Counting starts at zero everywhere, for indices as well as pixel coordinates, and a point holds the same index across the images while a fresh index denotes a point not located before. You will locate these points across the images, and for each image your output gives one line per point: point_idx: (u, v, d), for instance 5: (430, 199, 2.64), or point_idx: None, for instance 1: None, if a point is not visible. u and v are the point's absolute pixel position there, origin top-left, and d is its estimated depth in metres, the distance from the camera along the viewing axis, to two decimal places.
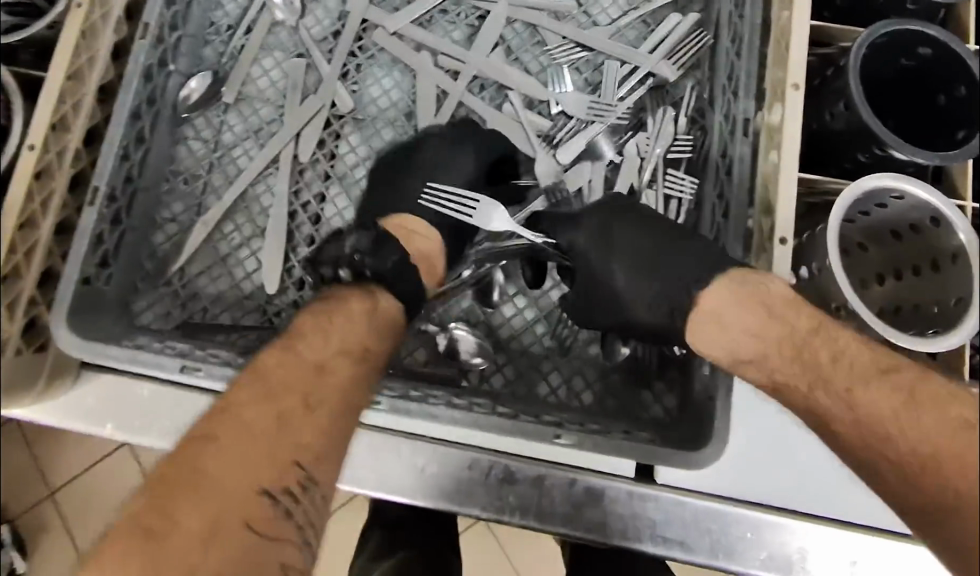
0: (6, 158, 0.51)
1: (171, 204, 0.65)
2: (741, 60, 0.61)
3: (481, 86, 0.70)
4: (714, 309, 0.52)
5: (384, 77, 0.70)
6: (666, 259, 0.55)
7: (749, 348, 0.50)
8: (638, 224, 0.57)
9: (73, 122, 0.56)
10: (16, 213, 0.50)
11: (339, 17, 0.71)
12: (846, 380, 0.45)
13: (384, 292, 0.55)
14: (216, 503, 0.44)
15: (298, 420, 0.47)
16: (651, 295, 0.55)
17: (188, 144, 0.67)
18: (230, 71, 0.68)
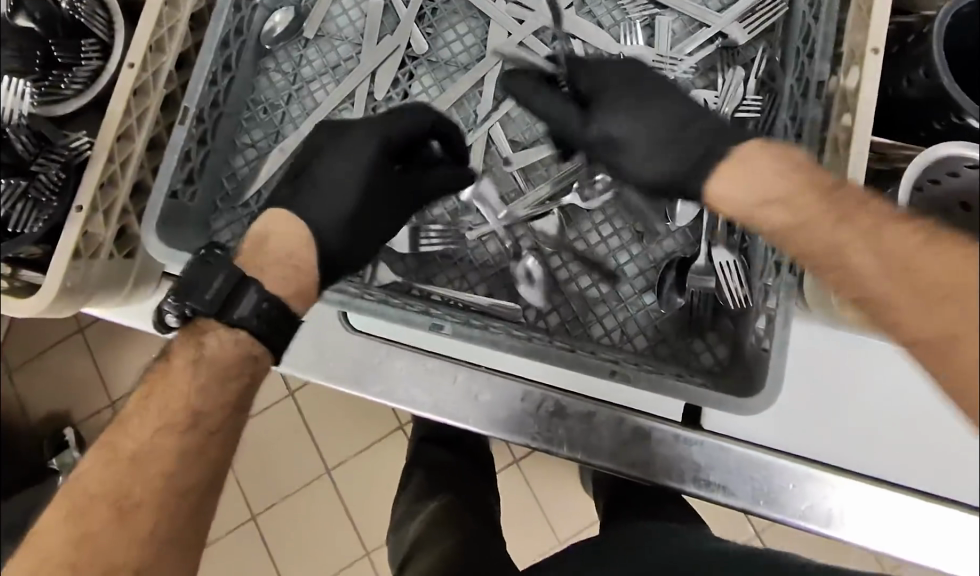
0: (109, 75, 0.54)
1: (251, 130, 0.68)
2: (818, 24, 0.60)
3: (554, 35, 0.71)
4: (742, 169, 0.49)
5: (458, 23, 0.71)
6: (683, 121, 0.52)
7: (781, 186, 0.47)
8: (641, 91, 0.54)
9: (168, 44, 0.57)
10: (117, 123, 0.52)
11: None
12: (856, 235, 0.44)
13: (218, 333, 0.51)
14: (101, 549, 0.47)
15: (104, 530, 0.47)
16: (653, 148, 0.53)
17: (269, 76, 0.70)
18: (312, 8, 0.70)
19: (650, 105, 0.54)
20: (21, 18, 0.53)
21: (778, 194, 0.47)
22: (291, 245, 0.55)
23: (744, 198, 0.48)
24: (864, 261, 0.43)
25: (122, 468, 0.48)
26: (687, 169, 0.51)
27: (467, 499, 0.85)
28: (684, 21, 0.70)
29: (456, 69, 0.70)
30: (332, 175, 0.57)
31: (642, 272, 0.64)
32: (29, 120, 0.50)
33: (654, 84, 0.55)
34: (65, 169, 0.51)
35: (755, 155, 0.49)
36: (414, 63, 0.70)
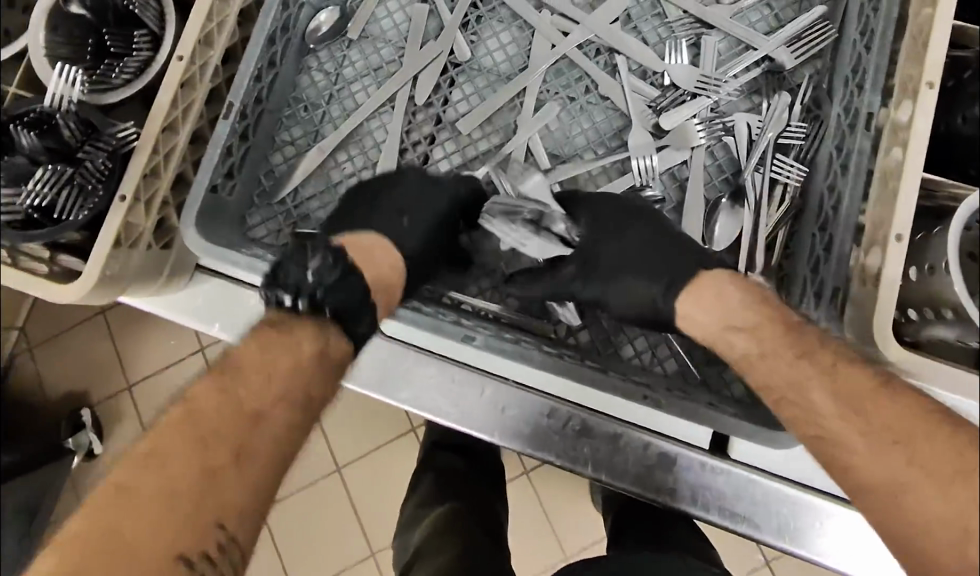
0: (160, 66, 0.53)
1: (290, 128, 0.68)
2: (870, 55, 0.60)
3: (597, 50, 0.70)
4: (697, 303, 0.55)
5: (502, 32, 0.71)
6: (657, 254, 0.58)
7: (743, 316, 0.53)
8: (630, 222, 0.59)
9: (217, 38, 0.57)
10: (164, 116, 0.52)
11: None
12: (828, 358, 0.49)
13: (334, 334, 0.52)
14: (208, 495, 0.45)
15: (226, 470, 0.46)
16: (631, 286, 0.58)
17: (311, 75, 0.69)
18: (357, 10, 0.70)
19: (631, 232, 0.59)
20: (74, 4, 0.53)
21: (743, 324, 0.53)
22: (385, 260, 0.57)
23: (710, 321, 0.54)
24: (821, 398, 0.48)
25: (237, 416, 0.48)
26: (664, 299, 0.56)
27: (476, 507, 0.84)
28: (729, 42, 0.70)
29: (495, 79, 0.70)
30: (410, 194, 0.60)
31: None
32: (77, 106, 0.50)
33: (638, 212, 0.60)
34: (111, 158, 0.50)
35: (700, 287, 0.55)
36: (456, 70, 0.70)
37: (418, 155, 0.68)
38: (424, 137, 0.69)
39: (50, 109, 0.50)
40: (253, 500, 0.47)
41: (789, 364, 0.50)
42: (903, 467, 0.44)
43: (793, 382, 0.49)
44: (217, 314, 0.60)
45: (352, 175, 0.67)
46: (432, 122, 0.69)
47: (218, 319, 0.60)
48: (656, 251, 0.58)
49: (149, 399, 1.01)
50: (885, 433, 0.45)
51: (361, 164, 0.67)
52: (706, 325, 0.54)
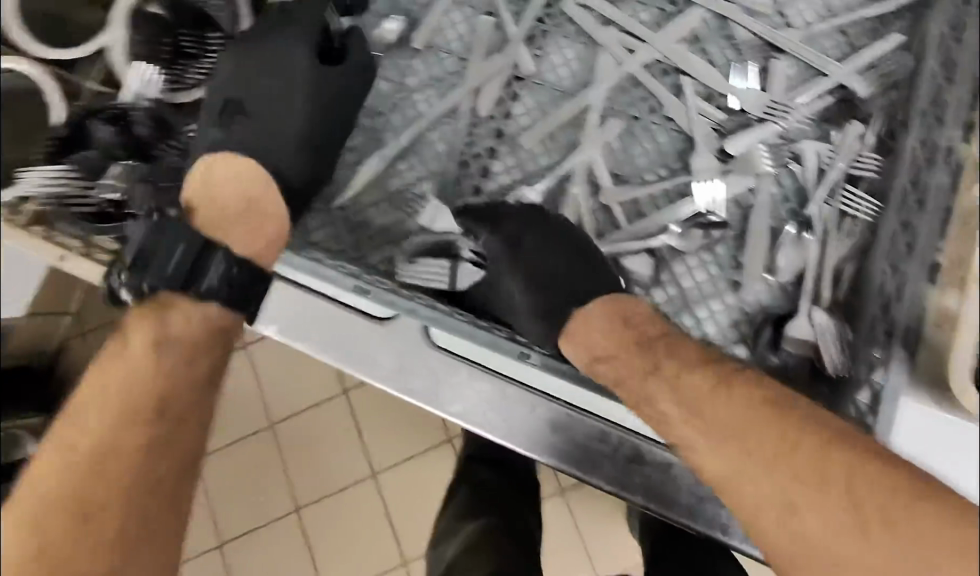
0: None
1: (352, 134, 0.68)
2: (953, 86, 0.60)
3: (663, 69, 0.69)
4: (586, 327, 0.58)
5: (567, 48, 0.70)
6: (544, 277, 0.61)
7: (604, 346, 0.57)
8: (536, 245, 0.62)
9: None
10: None
11: None
12: (679, 372, 0.54)
13: (184, 309, 0.54)
14: (104, 517, 0.50)
15: (97, 495, 0.50)
16: (532, 312, 0.60)
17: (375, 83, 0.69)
18: (423, 19, 0.70)
19: (550, 257, 0.61)
20: (153, 6, 0.57)
21: (609, 356, 0.56)
22: (246, 188, 0.58)
23: (582, 356, 0.58)
24: (669, 409, 0.54)
25: (123, 411, 0.52)
26: (547, 322, 0.60)
27: (511, 526, 0.83)
28: (799, 67, 0.68)
29: (556, 95, 0.69)
30: (265, 104, 0.59)
31: (735, 324, 0.62)
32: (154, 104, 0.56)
33: (553, 238, 0.62)
34: (183, 155, 0.59)
35: (592, 320, 0.59)
36: (518, 84, 0.69)
37: (478, 167, 0.68)
38: (485, 150, 0.68)
39: None
40: (138, 497, 0.51)
41: (661, 384, 0.54)
42: (765, 491, 0.50)
43: (646, 395, 0.55)
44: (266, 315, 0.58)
45: (412, 184, 0.67)
46: (493, 135, 0.68)
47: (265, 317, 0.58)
48: (554, 276, 0.61)
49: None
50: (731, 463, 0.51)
51: (421, 174, 0.67)
52: (582, 353, 0.58)
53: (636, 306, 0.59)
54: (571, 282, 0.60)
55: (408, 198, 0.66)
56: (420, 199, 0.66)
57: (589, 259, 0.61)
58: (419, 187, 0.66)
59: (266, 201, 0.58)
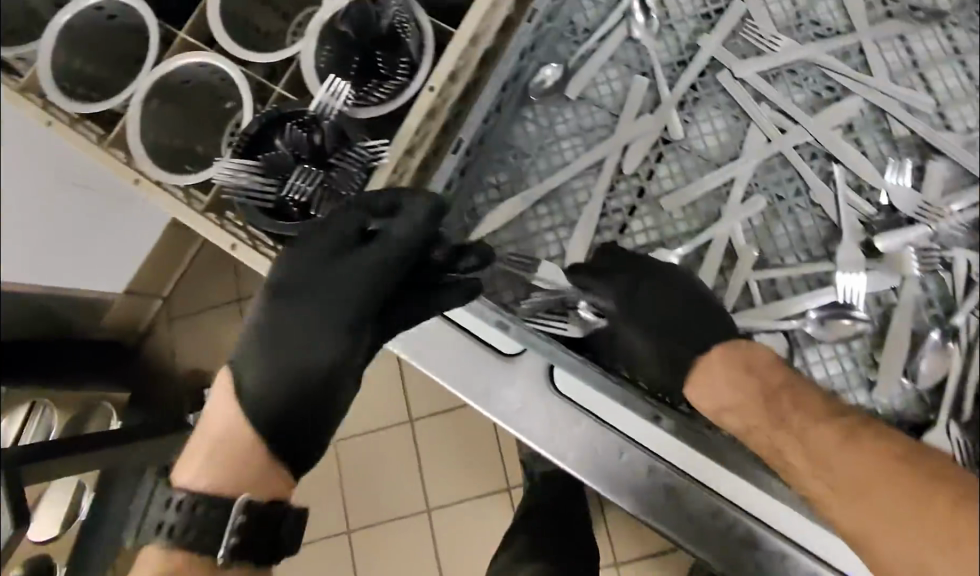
0: (412, 90, 0.54)
1: (497, 172, 0.69)
2: None
3: (812, 153, 0.68)
4: (712, 379, 0.58)
5: (718, 118, 0.70)
6: (668, 327, 0.60)
7: (728, 397, 0.56)
8: (656, 291, 0.61)
9: (461, 76, 0.58)
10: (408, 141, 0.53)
11: (687, 50, 0.72)
12: (794, 417, 0.54)
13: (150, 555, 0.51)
14: None
15: None
16: (658, 361, 0.60)
17: (524, 125, 0.70)
18: (580, 70, 0.71)
19: (661, 308, 0.60)
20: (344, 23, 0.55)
21: (741, 415, 0.56)
22: (215, 418, 0.55)
23: (709, 406, 0.58)
24: (792, 449, 0.53)
25: None
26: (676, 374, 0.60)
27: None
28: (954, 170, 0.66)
29: (700, 165, 0.69)
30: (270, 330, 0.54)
31: None
32: (336, 117, 0.52)
33: (659, 285, 0.61)
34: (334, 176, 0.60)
35: (710, 374, 0.58)
36: (666, 147, 0.69)
37: (616, 222, 0.68)
38: (625, 207, 0.68)
39: (312, 116, 0.52)
40: None
41: (746, 418, 0.55)
42: (887, 537, 0.49)
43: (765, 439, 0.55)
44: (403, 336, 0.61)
45: (548, 229, 0.67)
46: (634, 193, 0.68)
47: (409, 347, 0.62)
48: (680, 325, 0.60)
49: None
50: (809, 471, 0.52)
51: (559, 221, 0.68)
52: (707, 405, 0.58)
53: (759, 351, 0.57)
54: (679, 342, 0.60)
55: (544, 241, 0.67)
56: (556, 245, 0.67)
57: (709, 314, 0.60)
58: (556, 234, 0.67)
59: (241, 452, 0.54)
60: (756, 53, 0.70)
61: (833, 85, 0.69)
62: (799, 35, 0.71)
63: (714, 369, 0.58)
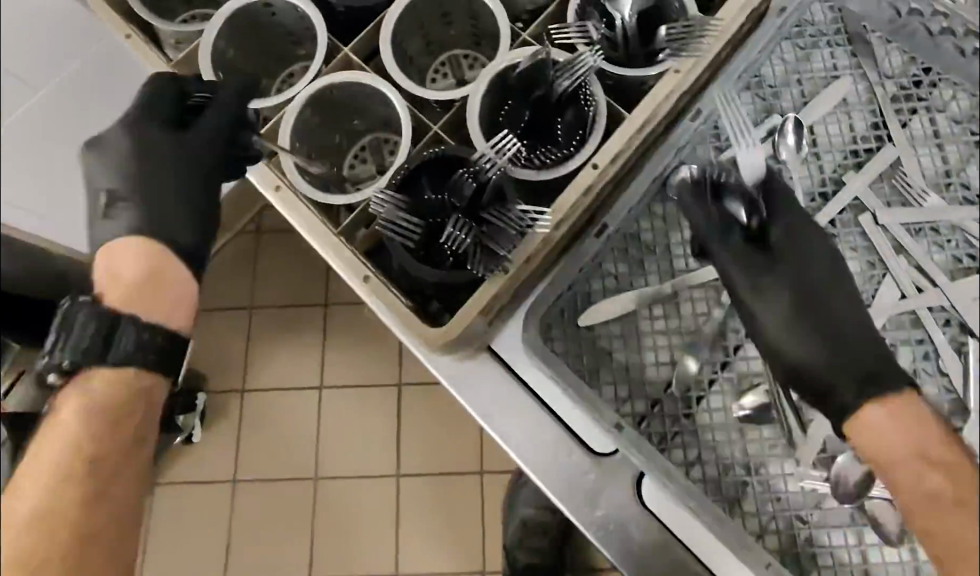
0: (575, 163, 0.55)
1: (616, 261, 0.65)
2: None
3: (947, 318, 0.65)
4: (908, 420, 0.49)
5: (853, 260, 0.67)
6: (846, 329, 0.55)
7: (939, 451, 0.48)
8: (823, 303, 0.55)
9: (618, 155, 0.56)
10: (567, 213, 0.54)
11: (830, 183, 0.69)
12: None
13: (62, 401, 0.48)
14: None
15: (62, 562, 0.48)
16: (813, 346, 0.54)
17: (651, 219, 0.65)
18: None
19: (810, 314, 0.55)
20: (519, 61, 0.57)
21: (926, 459, 0.48)
22: (122, 267, 0.51)
23: (890, 444, 0.48)
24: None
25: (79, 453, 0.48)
26: (841, 364, 0.53)
27: None
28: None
29: None
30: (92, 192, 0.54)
31: None
32: (498, 174, 0.50)
33: (831, 291, 0.56)
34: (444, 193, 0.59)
35: (905, 412, 0.50)
36: None
37: (731, 343, 0.63)
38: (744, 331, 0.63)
39: (477, 164, 0.50)
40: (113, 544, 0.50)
41: (915, 450, 0.48)
42: None
43: (920, 473, 0.47)
44: (493, 405, 0.62)
45: (661, 332, 0.64)
46: None
47: (491, 416, 0.62)
48: (844, 342, 0.54)
49: (253, 409, 1.17)
50: (927, 504, 0.47)
51: (672, 325, 0.64)
52: (886, 447, 0.49)
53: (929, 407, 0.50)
54: (816, 343, 0.54)
55: (654, 344, 0.64)
56: (666, 351, 0.64)
57: (890, 365, 0.53)
58: (668, 339, 0.64)
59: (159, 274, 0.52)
60: (902, 204, 0.68)
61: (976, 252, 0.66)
62: (947, 194, 0.68)
63: (884, 411, 0.50)
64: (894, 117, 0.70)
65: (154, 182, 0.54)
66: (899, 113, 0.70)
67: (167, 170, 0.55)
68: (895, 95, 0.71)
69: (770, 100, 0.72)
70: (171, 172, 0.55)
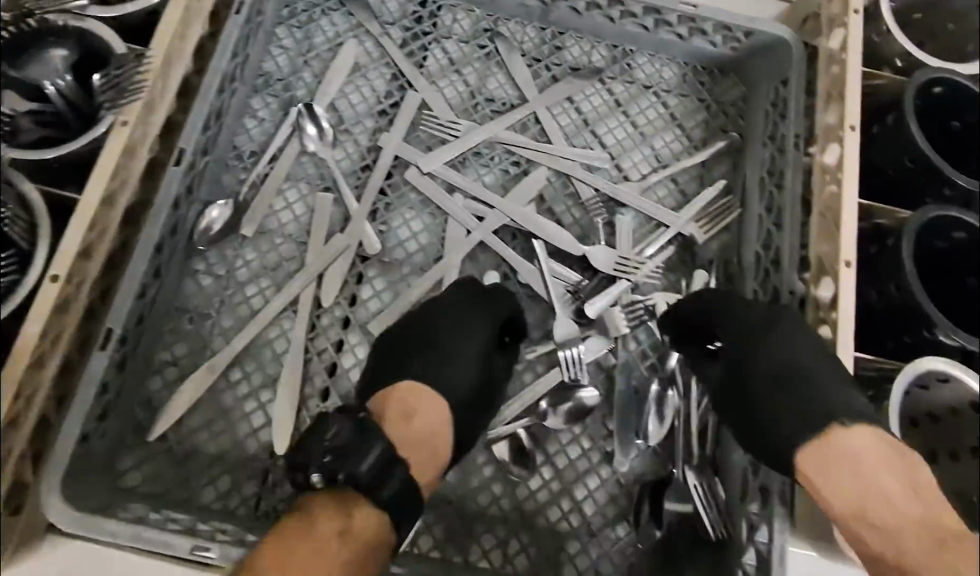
0: (28, 289, 0.46)
1: (172, 345, 0.60)
2: (768, 216, 0.67)
3: (513, 233, 0.68)
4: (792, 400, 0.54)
5: (413, 219, 0.68)
6: None
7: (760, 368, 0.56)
8: None
9: (60, 260, 0.47)
10: (67, 336, 0.49)
11: (368, 152, 0.70)
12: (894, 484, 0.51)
13: None
14: None
15: None
16: None
17: (198, 279, 0.63)
18: (252, 201, 0.65)
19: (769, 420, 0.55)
20: None
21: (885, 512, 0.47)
22: None
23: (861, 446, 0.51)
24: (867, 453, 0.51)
25: None
26: None
27: None
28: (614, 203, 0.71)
29: (412, 272, 0.66)
30: None
31: (612, 499, 0.61)
32: None
33: (802, 392, 0.54)
34: None
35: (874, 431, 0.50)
36: (365, 264, 0.65)
37: (324, 365, 0.62)
38: (331, 343, 0.63)
39: None
40: None
41: (884, 484, 0.48)
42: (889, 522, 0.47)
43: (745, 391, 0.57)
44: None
45: (248, 396, 0.60)
46: (338, 326, 0.63)
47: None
48: None
49: None
50: (906, 519, 0.47)
51: (259, 383, 0.60)
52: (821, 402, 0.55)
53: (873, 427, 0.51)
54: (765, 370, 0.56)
55: (243, 412, 0.59)
56: (259, 413, 0.59)
57: None
58: (258, 399, 0.60)
59: None
60: (441, 141, 0.71)
61: (517, 158, 0.72)
62: (479, 114, 0.73)
63: (877, 441, 0.50)
64: (405, 60, 0.73)
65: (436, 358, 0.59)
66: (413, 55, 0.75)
67: (453, 339, 0.59)
68: (403, 38, 0.75)
69: (284, 95, 0.71)
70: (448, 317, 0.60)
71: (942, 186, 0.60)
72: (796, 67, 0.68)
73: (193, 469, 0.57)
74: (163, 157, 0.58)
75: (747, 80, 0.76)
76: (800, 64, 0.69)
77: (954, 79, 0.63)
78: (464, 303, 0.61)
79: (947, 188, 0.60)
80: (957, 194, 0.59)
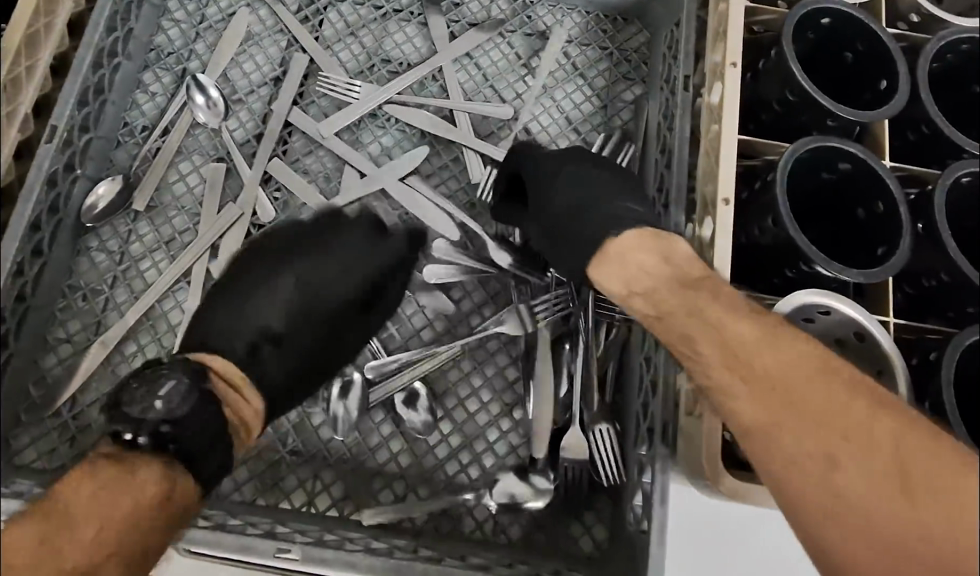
0: None
1: (67, 323, 0.61)
2: (663, 160, 0.66)
3: None
4: (621, 249, 0.54)
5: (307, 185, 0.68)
6: None
7: (642, 279, 0.51)
8: None
9: None
10: None
11: (262, 120, 0.69)
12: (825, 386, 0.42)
13: None
14: None
15: None
16: None
17: (92, 256, 0.63)
18: (143, 176, 0.65)
19: (577, 241, 0.57)
20: None
21: (643, 289, 0.51)
22: None
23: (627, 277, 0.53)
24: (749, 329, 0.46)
25: None
26: None
27: None
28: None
29: None
30: None
31: (513, 450, 0.61)
32: None
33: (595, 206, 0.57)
34: None
35: (657, 237, 0.53)
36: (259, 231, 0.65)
37: None
38: None
39: None
40: None
41: (643, 265, 0.52)
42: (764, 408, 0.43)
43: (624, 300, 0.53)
44: None
45: (143, 368, 0.60)
46: None
47: None
48: None
49: None
50: (673, 300, 0.49)
51: (154, 354, 0.61)
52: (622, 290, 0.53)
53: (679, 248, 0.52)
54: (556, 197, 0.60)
55: None
56: None
57: None
58: None
59: None
60: (336, 106, 0.70)
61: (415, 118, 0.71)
62: (374, 75, 0.72)
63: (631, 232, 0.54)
64: (298, 24, 0.71)
65: (259, 285, 0.59)
66: (308, 21, 0.73)
67: (263, 282, 0.59)
68: (298, 5, 0.73)
69: (176, 68, 0.70)
70: (304, 276, 0.61)
71: (825, 118, 0.58)
72: (687, 6, 0.67)
73: (90, 442, 0.58)
74: (35, 136, 0.58)
75: (650, 25, 0.75)
76: (690, 3, 0.67)
77: (840, 9, 0.60)
78: (347, 320, 0.61)
79: (831, 120, 0.59)
80: (840, 125, 0.58)
